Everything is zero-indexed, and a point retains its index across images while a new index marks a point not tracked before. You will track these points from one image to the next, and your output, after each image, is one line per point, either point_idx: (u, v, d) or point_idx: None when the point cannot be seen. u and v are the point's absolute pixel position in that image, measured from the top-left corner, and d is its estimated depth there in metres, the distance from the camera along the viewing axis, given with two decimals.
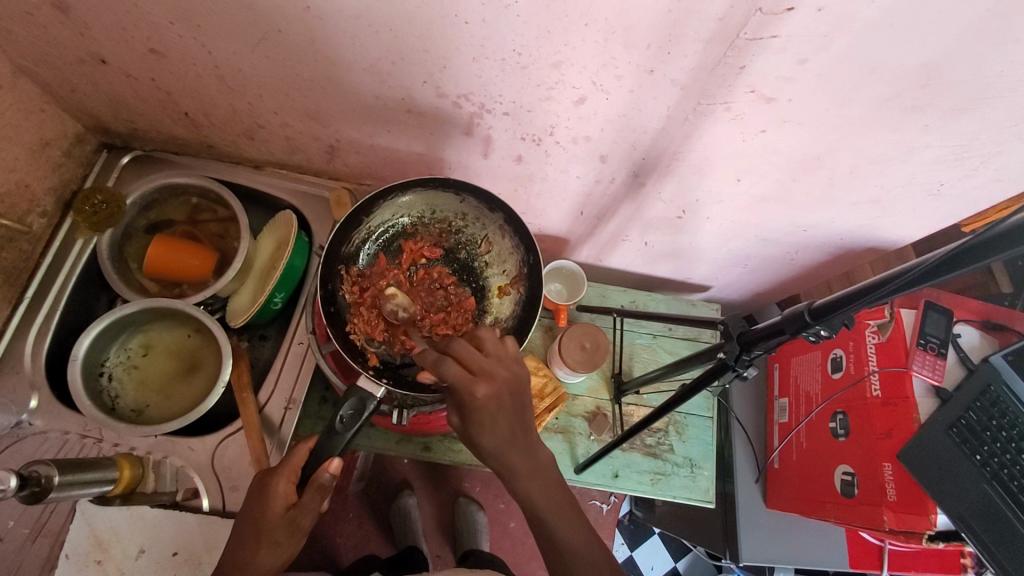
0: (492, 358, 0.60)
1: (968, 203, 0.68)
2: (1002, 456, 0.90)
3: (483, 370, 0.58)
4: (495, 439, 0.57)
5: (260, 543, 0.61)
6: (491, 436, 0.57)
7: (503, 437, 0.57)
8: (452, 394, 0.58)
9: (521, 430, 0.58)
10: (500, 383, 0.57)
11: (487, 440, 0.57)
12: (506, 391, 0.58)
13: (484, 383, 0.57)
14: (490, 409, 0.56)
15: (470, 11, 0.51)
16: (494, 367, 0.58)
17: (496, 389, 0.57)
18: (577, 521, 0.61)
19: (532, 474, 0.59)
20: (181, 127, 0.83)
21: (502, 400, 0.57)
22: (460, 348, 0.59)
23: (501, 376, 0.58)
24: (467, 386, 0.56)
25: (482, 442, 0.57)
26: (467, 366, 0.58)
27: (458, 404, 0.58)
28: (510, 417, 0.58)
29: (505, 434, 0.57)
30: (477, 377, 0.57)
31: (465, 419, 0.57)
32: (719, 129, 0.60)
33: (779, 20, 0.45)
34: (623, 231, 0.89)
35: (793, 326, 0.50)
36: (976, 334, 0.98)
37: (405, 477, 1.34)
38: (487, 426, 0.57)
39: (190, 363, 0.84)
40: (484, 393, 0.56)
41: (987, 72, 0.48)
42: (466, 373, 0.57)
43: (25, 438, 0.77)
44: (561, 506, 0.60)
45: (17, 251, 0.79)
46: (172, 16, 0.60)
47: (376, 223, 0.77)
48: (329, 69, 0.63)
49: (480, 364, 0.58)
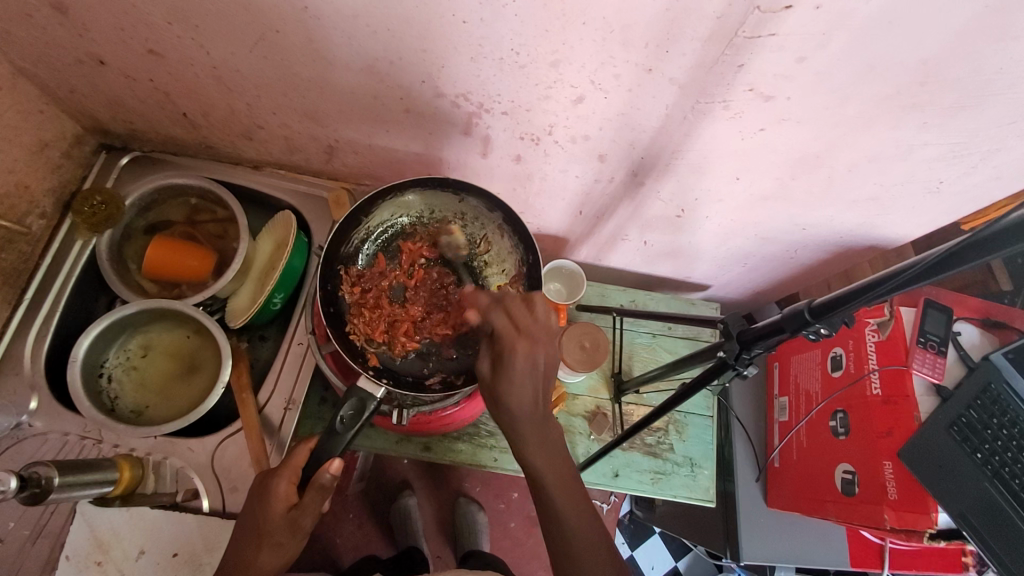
0: (541, 323, 0.59)
1: (967, 201, 0.68)
2: (1003, 454, 0.90)
3: (528, 331, 0.58)
4: (517, 402, 0.57)
5: (261, 545, 0.61)
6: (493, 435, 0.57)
7: (525, 401, 0.57)
8: (495, 343, 0.59)
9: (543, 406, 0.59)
10: (540, 347, 0.58)
11: (512, 396, 0.57)
12: (543, 358, 0.57)
13: (526, 343, 0.57)
14: (524, 368, 0.57)
15: (467, 11, 0.51)
16: (540, 330, 0.58)
17: (535, 351, 0.57)
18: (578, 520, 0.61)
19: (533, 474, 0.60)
20: (180, 127, 0.83)
21: (537, 363, 0.57)
22: (514, 304, 0.61)
23: (542, 340, 0.58)
24: (510, 340, 0.57)
25: (503, 400, 0.57)
26: (515, 321, 0.59)
27: (494, 355, 0.59)
28: (536, 386, 0.58)
29: (529, 399, 0.58)
30: (521, 335, 0.58)
31: (494, 371, 0.58)
32: (718, 127, 0.60)
33: (778, 18, 0.45)
34: (623, 230, 0.89)
35: (793, 324, 0.50)
36: (976, 332, 0.98)
37: (405, 478, 1.34)
38: (515, 382, 0.57)
39: (190, 364, 0.84)
40: (523, 350, 0.57)
41: (986, 69, 0.47)
42: (513, 328, 0.59)
43: (25, 439, 0.77)
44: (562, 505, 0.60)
45: (16, 252, 0.79)
46: (169, 17, 0.59)
47: (375, 223, 0.78)
48: (328, 69, 0.63)
49: (528, 325, 0.59)
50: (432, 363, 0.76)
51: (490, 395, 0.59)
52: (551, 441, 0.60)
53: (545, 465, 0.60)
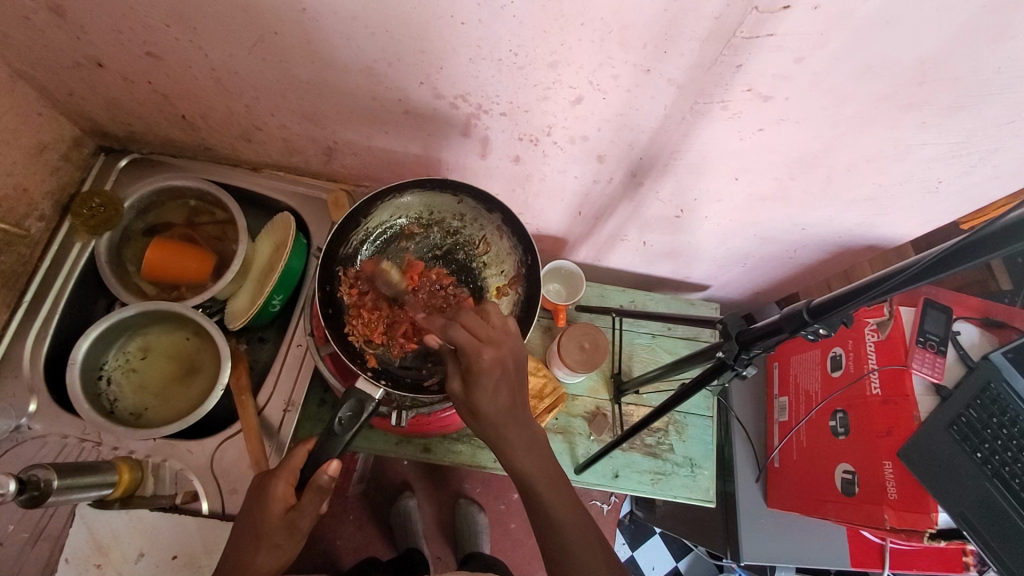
0: (499, 328, 0.61)
1: (967, 200, 0.68)
2: (1003, 453, 0.90)
3: (489, 337, 0.59)
4: (494, 408, 0.58)
5: (259, 546, 0.60)
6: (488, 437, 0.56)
7: (502, 406, 0.58)
8: (459, 359, 0.58)
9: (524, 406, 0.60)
10: (506, 350, 0.59)
11: (485, 404, 0.58)
12: (511, 358, 0.59)
13: (491, 350, 0.58)
14: (493, 373, 0.57)
15: (466, 12, 0.51)
16: (501, 336, 0.59)
17: (502, 355, 0.58)
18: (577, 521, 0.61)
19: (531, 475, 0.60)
20: (179, 129, 0.83)
21: (507, 368, 0.58)
22: (467, 316, 0.60)
23: (505, 344, 0.59)
24: (474, 352, 0.57)
25: (483, 411, 0.58)
26: (473, 333, 0.58)
27: (463, 370, 0.58)
28: (510, 388, 0.59)
29: (505, 402, 0.58)
30: (483, 344, 0.58)
31: (466, 383, 0.58)
32: (716, 128, 0.60)
33: (776, 18, 0.45)
34: (622, 230, 0.89)
35: (792, 325, 0.50)
36: (975, 331, 0.98)
37: (405, 479, 1.34)
38: (488, 392, 0.57)
39: (189, 366, 0.84)
40: (491, 358, 0.57)
41: (984, 69, 0.47)
42: (473, 338, 0.58)
43: (24, 442, 0.77)
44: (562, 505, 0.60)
45: (15, 254, 0.79)
46: (168, 19, 0.59)
47: (374, 223, 0.77)
48: (326, 70, 0.63)
49: (487, 333, 0.59)
50: (431, 364, 0.76)
51: (465, 407, 0.59)
52: (550, 442, 0.60)
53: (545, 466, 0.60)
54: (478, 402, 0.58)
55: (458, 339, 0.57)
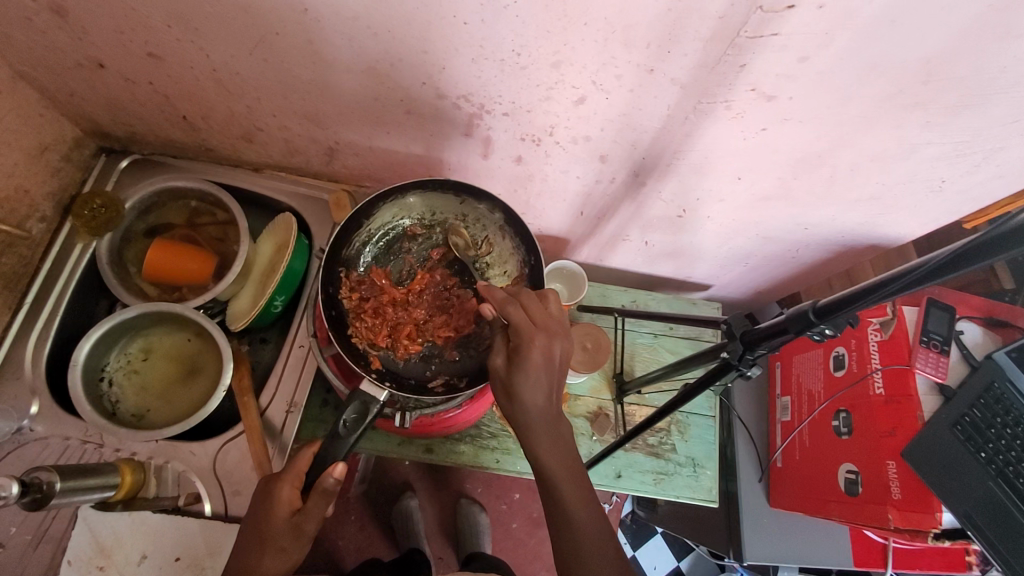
0: (554, 318, 0.61)
1: (970, 200, 0.68)
2: (1008, 453, 0.90)
3: (544, 325, 0.60)
4: (531, 390, 0.58)
5: (265, 550, 0.60)
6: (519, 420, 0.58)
7: (539, 396, 0.58)
8: (511, 336, 0.60)
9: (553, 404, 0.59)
10: (555, 342, 0.59)
11: (525, 385, 0.58)
12: (559, 351, 0.59)
13: (543, 337, 0.59)
14: (540, 364, 0.58)
15: (468, 12, 0.50)
16: (554, 325, 0.60)
17: (552, 345, 0.59)
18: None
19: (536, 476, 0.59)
20: (180, 130, 0.83)
21: (552, 359, 0.58)
22: (528, 299, 0.62)
23: (557, 335, 0.59)
24: (528, 334, 0.58)
25: (520, 396, 0.58)
26: (531, 315, 0.60)
27: (511, 349, 0.60)
28: (550, 380, 0.59)
29: (543, 396, 0.58)
30: (537, 329, 0.59)
31: (511, 367, 0.59)
32: (719, 128, 0.60)
33: (780, 18, 0.44)
34: (624, 230, 0.89)
35: (798, 325, 0.50)
36: (978, 330, 0.97)
37: (407, 479, 1.34)
38: (530, 379, 0.58)
39: (191, 367, 0.84)
40: (542, 346, 0.58)
41: (989, 68, 0.47)
42: (530, 322, 0.60)
43: (26, 444, 0.76)
44: None
45: (16, 256, 0.79)
46: (168, 19, 0.59)
47: (376, 226, 0.78)
48: (328, 71, 0.63)
49: (542, 320, 0.60)
50: (434, 365, 0.76)
51: (504, 388, 0.59)
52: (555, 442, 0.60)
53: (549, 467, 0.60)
54: (517, 385, 0.58)
55: (514, 317, 0.59)
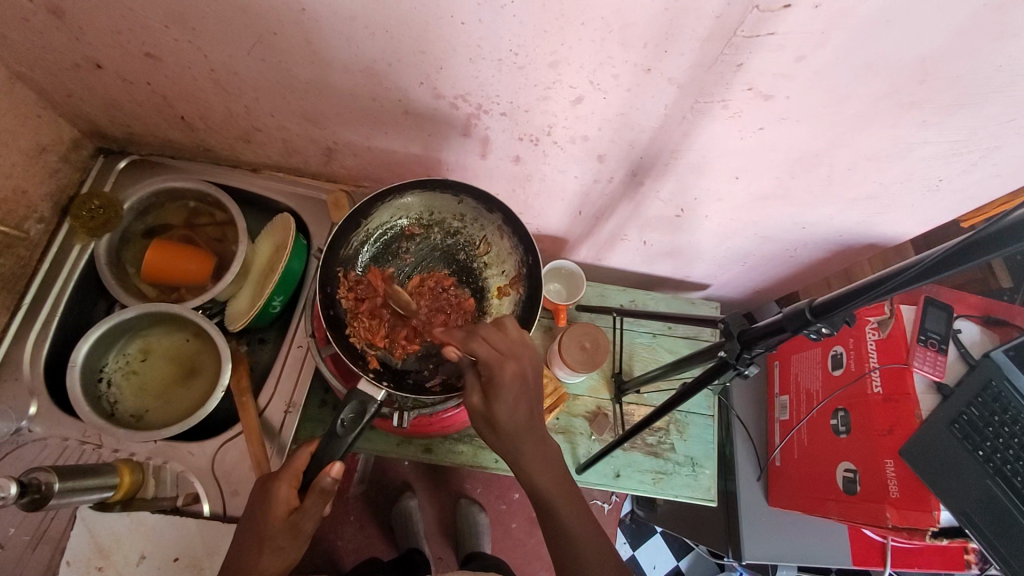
0: (516, 340, 0.61)
1: (967, 198, 0.68)
2: (1006, 452, 0.90)
3: (510, 352, 0.60)
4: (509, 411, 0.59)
5: (262, 549, 0.60)
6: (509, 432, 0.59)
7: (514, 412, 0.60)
8: (480, 372, 0.60)
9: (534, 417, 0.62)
10: (525, 363, 0.60)
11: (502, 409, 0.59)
12: (531, 369, 0.60)
13: (512, 363, 0.59)
14: (515, 388, 0.59)
15: (466, 12, 0.50)
16: (520, 347, 0.61)
17: (523, 367, 0.60)
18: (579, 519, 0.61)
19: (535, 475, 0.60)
20: (179, 131, 0.83)
21: (526, 379, 0.60)
22: (487, 330, 0.61)
23: (525, 358, 0.60)
24: (497, 366, 0.59)
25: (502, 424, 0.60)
26: (495, 347, 0.60)
27: (483, 382, 0.60)
28: (525, 398, 0.60)
29: (523, 412, 0.60)
30: (505, 359, 0.59)
31: (487, 396, 0.60)
32: (717, 127, 0.60)
33: (777, 17, 0.45)
34: (622, 230, 0.89)
35: (795, 323, 0.50)
36: (976, 329, 0.98)
37: (406, 479, 1.34)
38: (507, 405, 0.59)
39: (189, 367, 0.84)
40: (512, 371, 0.59)
41: (985, 67, 0.47)
42: (496, 353, 0.60)
43: (25, 445, 0.76)
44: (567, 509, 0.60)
45: (15, 256, 0.79)
46: (166, 19, 0.59)
47: (375, 225, 0.77)
48: (325, 71, 0.63)
49: (507, 347, 0.60)
50: (432, 365, 0.76)
51: (485, 420, 0.61)
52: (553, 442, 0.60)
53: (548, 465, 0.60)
54: (497, 410, 0.60)
55: (480, 353, 0.60)
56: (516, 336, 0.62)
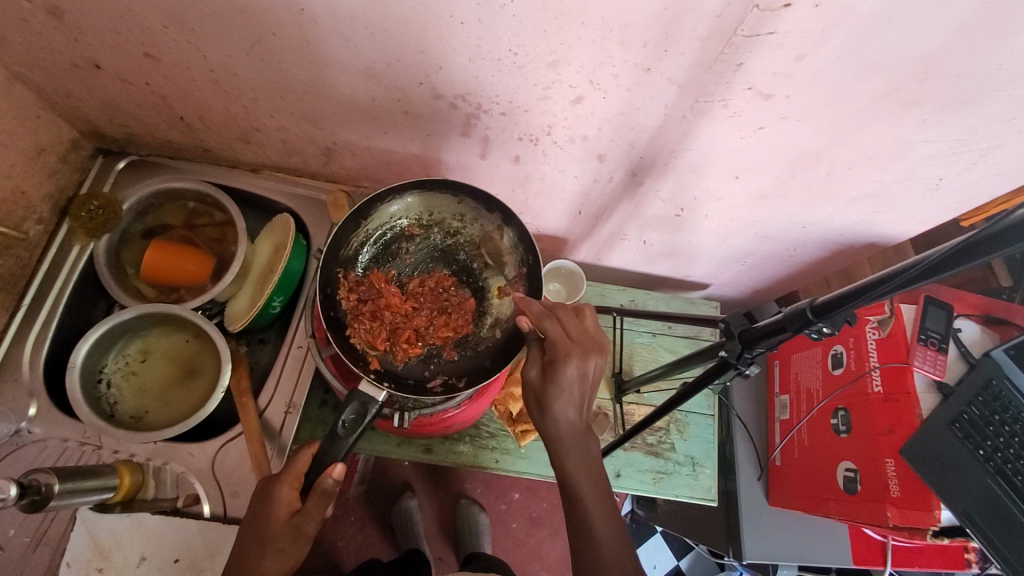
0: (588, 333, 0.63)
1: (967, 197, 0.68)
2: (1006, 451, 0.90)
3: (580, 340, 0.62)
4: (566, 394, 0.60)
5: (264, 551, 0.60)
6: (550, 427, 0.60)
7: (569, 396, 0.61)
8: (547, 350, 0.62)
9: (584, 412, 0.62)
10: (589, 360, 0.61)
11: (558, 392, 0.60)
12: (593, 368, 0.61)
13: (579, 353, 0.60)
14: (575, 381, 0.60)
15: (465, 12, 0.50)
16: (588, 341, 0.62)
17: (586, 360, 0.60)
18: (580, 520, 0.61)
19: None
20: (178, 131, 0.83)
21: (586, 376, 0.61)
22: (565, 314, 0.64)
23: (590, 351, 0.61)
24: (564, 348, 0.60)
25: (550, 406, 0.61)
26: (567, 332, 0.62)
27: (545, 363, 0.62)
28: (581, 394, 0.61)
29: (574, 407, 0.61)
30: (573, 345, 0.61)
31: (545, 379, 0.61)
32: (717, 127, 0.60)
33: (777, 16, 0.44)
34: (622, 230, 0.89)
35: (795, 323, 0.50)
36: (976, 328, 0.98)
37: (406, 480, 1.34)
38: (563, 391, 0.60)
39: (189, 368, 0.84)
40: (578, 361, 0.60)
41: (986, 66, 0.47)
42: (565, 337, 0.62)
43: (25, 446, 0.76)
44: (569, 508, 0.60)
45: (14, 258, 0.79)
46: (165, 20, 0.59)
47: (374, 225, 0.77)
48: (325, 71, 0.63)
49: (578, 336, 0.62)
50: (433, 366, 0.76)
51: (536, 398, 0.62)
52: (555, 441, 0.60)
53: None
54: (550, 391, 0.61)
55: (550, 331, 0.62)
56: (591, 330, 0.64)
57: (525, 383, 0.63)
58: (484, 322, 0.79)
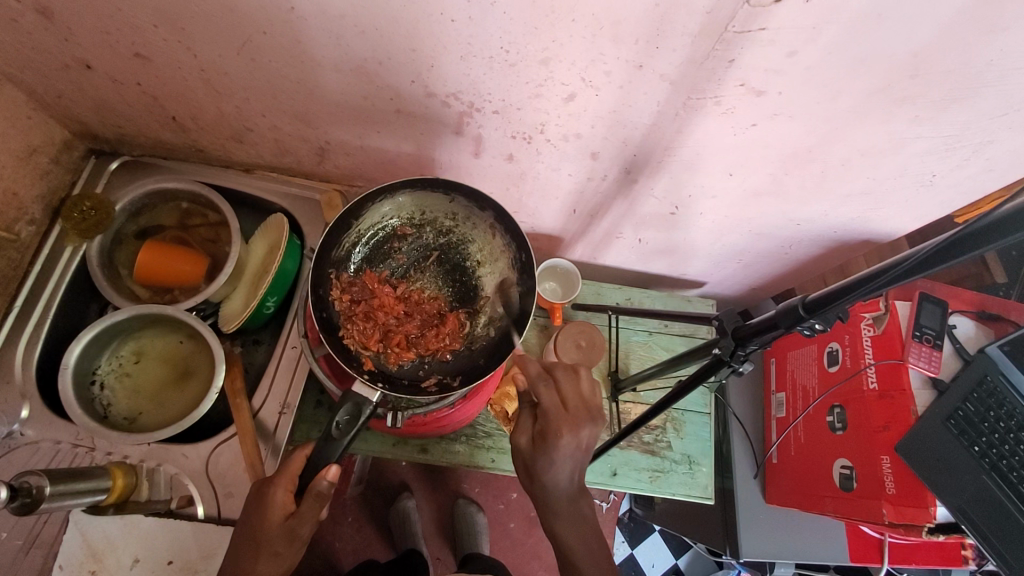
0: (588, 403, 0.61)
1: (960, 193, 0.68)
2: (1002, 447, 0.90)
3: (575, 412, 0.60)
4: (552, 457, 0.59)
5: (259, 555, 0.60)
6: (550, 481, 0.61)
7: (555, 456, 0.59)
8: (540, 419, 0.61)
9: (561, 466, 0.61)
10: (584, 432, 0.59)
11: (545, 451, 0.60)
12: (587, 438, 0.59)
13: (571, 425, 0.59)
14: (566, 450, 0.59)
15: (456, 9, 0.50)
16: (582, 412, 0.60)
17: (581, 433, 0.59)
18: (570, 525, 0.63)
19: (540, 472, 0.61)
20: (170, 130, 0.82)
21: (579, 445, 0.59)
22: (564, 378, 0.62)
23: (586, 423, 0.59)
24: (555, 417, 0.59)
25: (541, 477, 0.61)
26: (562, 398, 0.60)
27: (537, 433, 0.61)
28: (573, 464, 0.60)
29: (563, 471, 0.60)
30: (566, 415, 0.59)
31: (536, 449, 0.61)
32: (710, 124, 0.59)
33: (767, 13, 0.44)
34: (617, 228, 0.89)
35: (787, 320, 0.50)
36: (971, 325, 0.97)
37: (404, 480, 1.34)
38: (553, 460, 0.60)
39: (183, 369, 0.83)
40: (568, 434, 0.58)
41: (976, 61, 0.47)
42: (560, 404, 0.60)
43: (18, 448, 0.76)
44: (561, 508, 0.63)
45: (5, 259, 0.78)
46: (155, 19, 0.59)
47: (366, 226, 0.76)
48: (316, 70, 0.62)
49: (573, 404, 0.60)
50: (427, 366, 0.76)
51: (529, 465, 0.62)
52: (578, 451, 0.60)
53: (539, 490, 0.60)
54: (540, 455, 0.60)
55: (545, 399, 0.61)
56: (588, 396, 0.61)
57: (518, 450, 0.63)
58: (477, 321, 0.79)
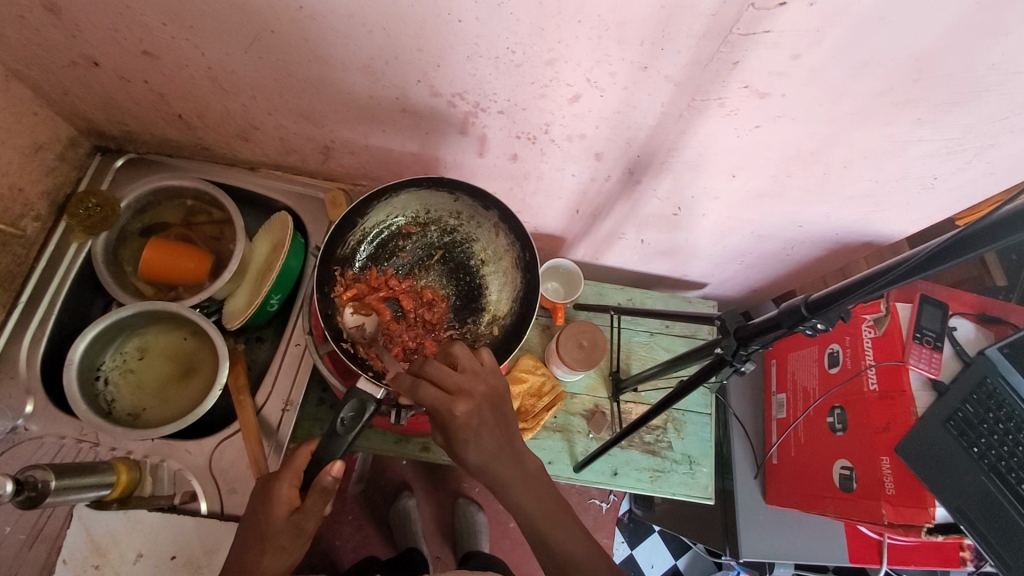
0: (469, 375, 0.62)
1: (963, 196, 0.68)
2: (1000, 448, 0.91)
3: (460, 386, 0.60)
4: (491, 458, 0.61)
5: (265, 549, 0.60)
6: (477, 456, 0.60)
7: (488, 452, 0.61)
8: (435, 418, 0.60)
9: (504, 445, 0.62)
10: (479, 400, 0.60)
11: (473, 456, 0.60)
12: (482, 404, 0.60)
13: (464, 402, 0.59)
14: (469, 427, 0.59)
15: (463, 9, 0.51)
16: (472, 384, 0.61)
17: (473, 403, 0.59)
18: (537, 499, 0.62)
19: (506, 477, 0.61)
20: (176, 128, 0.83)
21: (482, 415, 0.60)
22: (434, 370, 0.61)
23: (479, 392, 0.61)
24: (446, 407, 0.58)
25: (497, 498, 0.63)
26: (443, 387, 0.59)
27: (442, 429, 0.60)
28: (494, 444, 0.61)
29: (491, 448, 0.61)
30: (455, 396, 0.59)
31: (449, 437, 0.60)
32: (713, 126, 0.60)
33: (772, 15, 0.45)
34: (619, 229, 0.89)
35: (790, 319, 0.50)
36: (972, 327, 0.98)
37: (404, 479, 1.34)
38: (471, 442, 0.60)
39: (187, 365, 0.84)
40: (465, 410, 0.58)
41: (977, 65, 0.48)
42: (444, 393, 0.59)
43: (22, 442, 0.76)
44: (561, 515, 0.63)
45: (11, 255, 0.79)
46: (165, 18, 0.59)
47: (371, 224, 0.77)
48: (324, 68, 0.63)
49: (457, 380, 0.60)
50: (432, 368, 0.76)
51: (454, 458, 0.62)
52: (499, 431, 0.62)
53: (526, 493, 0.62)
54: (468, 461, 0.61)
55: (427, 397, 0.58)
56: (466, 366, 0.62)
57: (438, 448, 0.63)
58: (480, 320, 0.80)
